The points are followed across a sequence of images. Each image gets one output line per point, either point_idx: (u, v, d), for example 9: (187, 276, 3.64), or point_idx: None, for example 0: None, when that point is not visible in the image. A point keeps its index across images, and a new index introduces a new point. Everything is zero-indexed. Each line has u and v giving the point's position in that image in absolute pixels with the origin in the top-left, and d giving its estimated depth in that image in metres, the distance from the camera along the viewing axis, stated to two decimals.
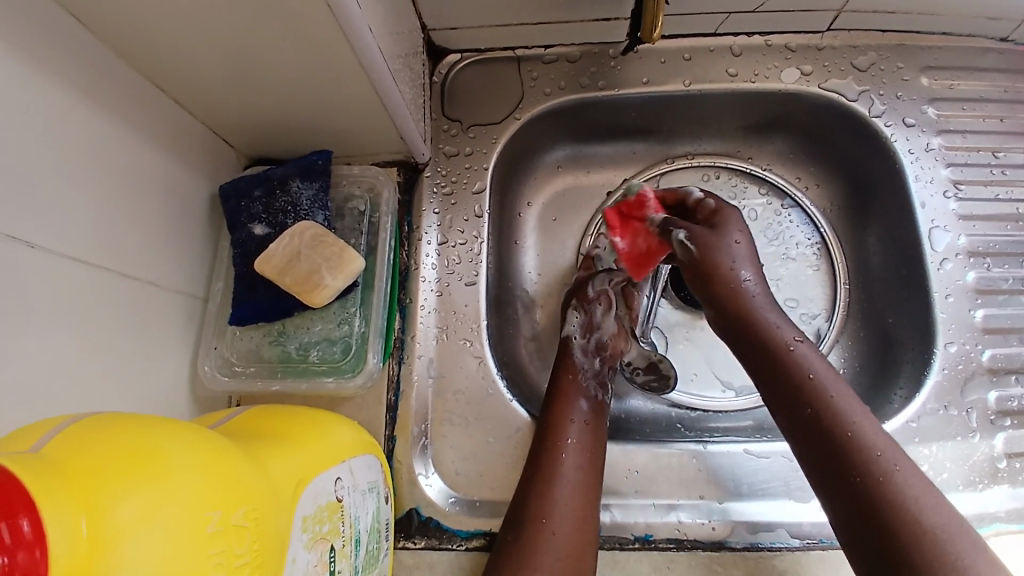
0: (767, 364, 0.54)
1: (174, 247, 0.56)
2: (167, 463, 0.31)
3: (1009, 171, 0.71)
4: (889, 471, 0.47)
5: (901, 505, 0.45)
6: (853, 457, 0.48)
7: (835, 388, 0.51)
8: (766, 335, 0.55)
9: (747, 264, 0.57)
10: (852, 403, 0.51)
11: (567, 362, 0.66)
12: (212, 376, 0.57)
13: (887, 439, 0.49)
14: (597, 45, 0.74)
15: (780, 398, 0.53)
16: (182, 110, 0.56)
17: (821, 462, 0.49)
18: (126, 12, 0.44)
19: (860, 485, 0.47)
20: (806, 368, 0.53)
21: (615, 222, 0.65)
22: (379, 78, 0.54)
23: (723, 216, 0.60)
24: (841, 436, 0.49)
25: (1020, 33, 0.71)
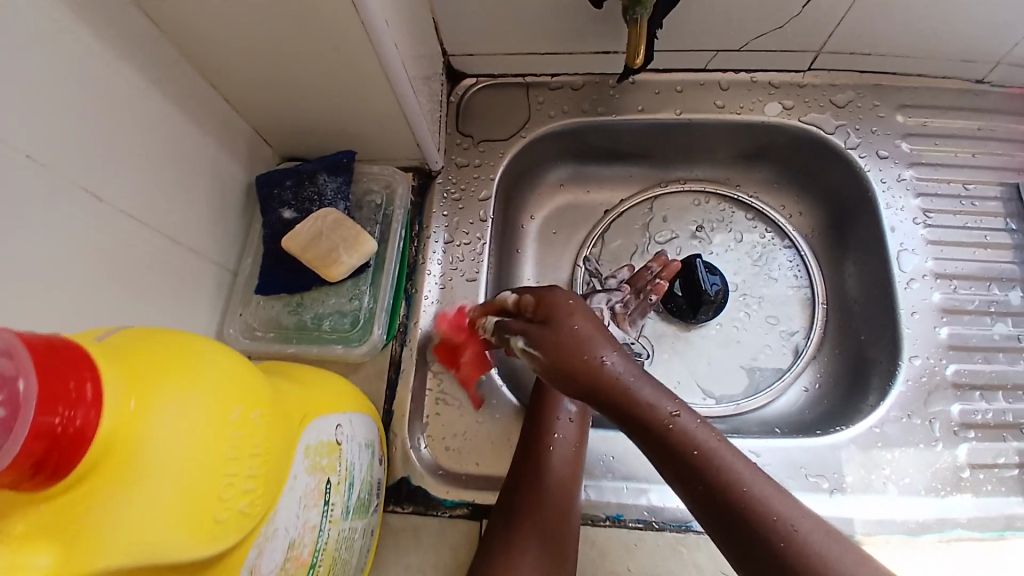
0: (654, 446, 0.53)
1: (212, 222, 0.64)
2: (200, 363, 0.38)
3: (979, 203, 0.77)
4: (792, 533, 0.47)
5: (811, 569, 0.46)
6: (756, 528, 0.48)
7: (723, 453, 0.51)
8: (644, 415, 0.53)
9: (593, 349, 0.55)
10: (741, 466, 0.51)
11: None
12: (235, 337, 0.64)
13: (783, 496, 0.49)
14: (599, 76, 0.83)
15: (675, 472, 0.52)
16: (230, 108, 0.66)
17: (730, 536, 0.49)
18: (195, 17, 0.53)
19: (769, 558, 0.47)
20: (690, 440, 0.52)
21: (447, 359, 0.70)
22: (401, 89, 0.62)
23: (550, 307, 0.58)
24: (742, 506, 0.49)
25: (995, 75, 0.78)
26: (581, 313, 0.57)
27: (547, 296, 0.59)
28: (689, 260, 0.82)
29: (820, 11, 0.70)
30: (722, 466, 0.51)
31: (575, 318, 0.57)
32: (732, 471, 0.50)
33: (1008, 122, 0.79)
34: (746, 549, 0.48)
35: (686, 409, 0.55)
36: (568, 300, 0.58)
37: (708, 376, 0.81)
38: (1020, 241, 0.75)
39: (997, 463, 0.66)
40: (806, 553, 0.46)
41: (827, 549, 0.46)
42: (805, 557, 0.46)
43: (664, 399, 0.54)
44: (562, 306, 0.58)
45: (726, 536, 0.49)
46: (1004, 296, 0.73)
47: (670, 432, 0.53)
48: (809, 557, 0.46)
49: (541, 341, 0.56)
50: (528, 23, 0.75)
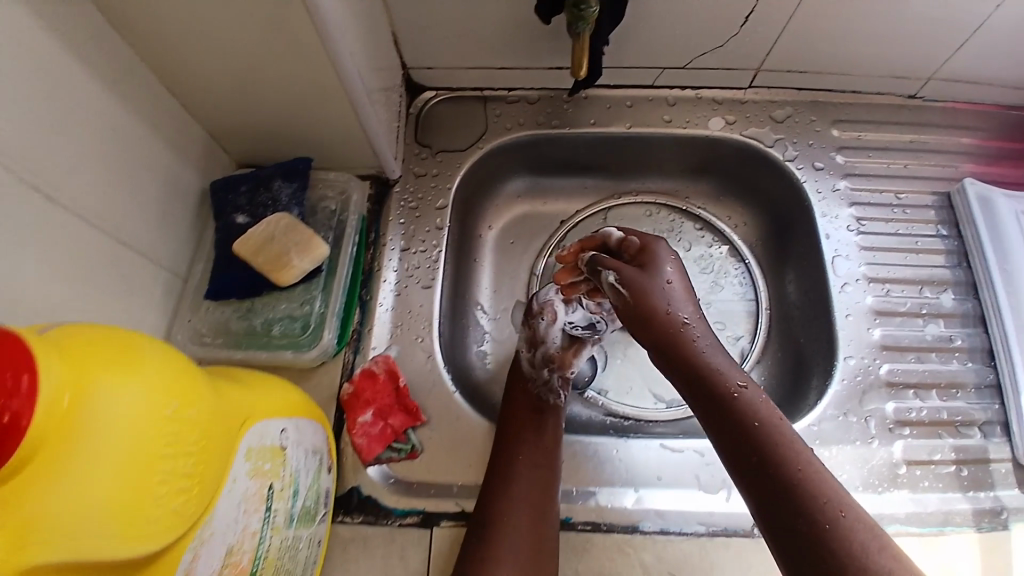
0: (717, 410, 0.56)
1: (163, 226, 0.63)
2: (140, 358, 0.38)
3: (910, 211, 0.80)
4: (837, 514, 0.48)
5: (852, 555, 0.46)
6: (803, 502, 0.49)
7: (783, 432, 0.53)
8: (711, 378, 0.57)
9: (678, 303, 0.60)
10: (799, 447, 0.52)
11: (518, 375, 0.72)
12: (183, 344, 0.64)
13: (836, 483, 0.50)
14: (553, 91, 0.86)
15: (727, 439, 0.55)
16: (186, 114, 0.66)
17: (771, 508, 0.50)
18: (149, 18, 0.54)
19: (807, 532, 0.48)
20: (753, 412, 0.55)
21: (354, 401, 0.67)
22: (356, 96, 0.63)
23: (651, 257, 0.64)
24: (791, 481, 0.50)
25: (927, 90, 0.83)
26: (680, 273, 0.63)
27: (651, 247, 0.65)
28: None
29: (758, 30, 0.75)
30: (782, 442, 0.52)
31: (673, 274, 0.63)
32: (790, 448, 0.52)
33: (943, 134, 0.84)
34: (784, 523, 0.49)
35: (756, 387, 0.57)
36: (671, 257, 0.64)
37: (658, 381, 0.84)
38: (951, 247, 0.79)
39: (932, 459, 0.69)
40: (849, 536, 0.47)
41: (868, 540, 0.47)
42: (845, 539, 0.46)
43: (737, 372, 0.58)
44: (664, 261, 0.63)
45: (765, 506, 0.51)
46: (937, 299, 0.76)
47: (733, 400, 0.55)
48: (852, 542, 0.46)
49: (633, 282, 0.62)
50: (484, 37, 0.78)
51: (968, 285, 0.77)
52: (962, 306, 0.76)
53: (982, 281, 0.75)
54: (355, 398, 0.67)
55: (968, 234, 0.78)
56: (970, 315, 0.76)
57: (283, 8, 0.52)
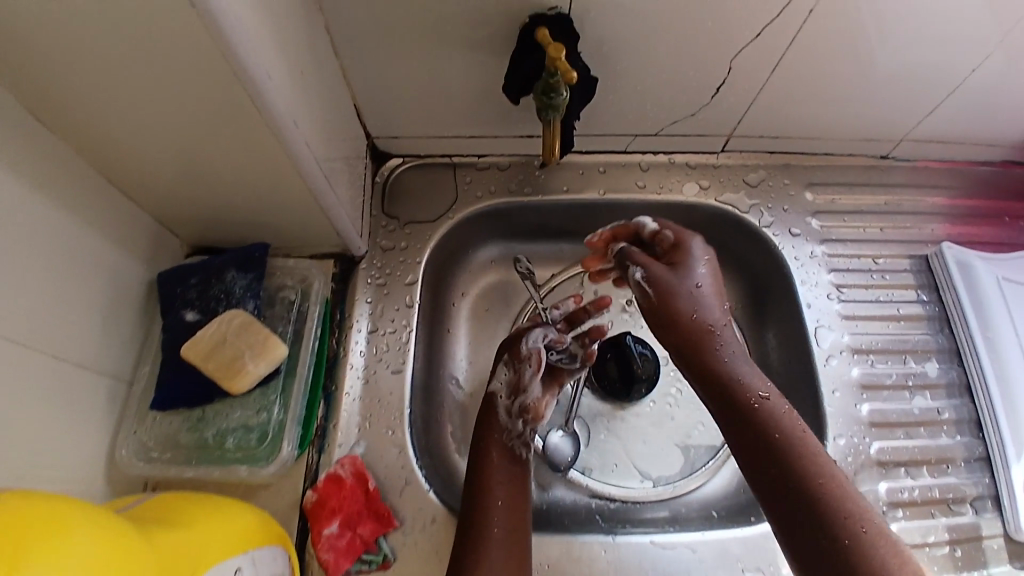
0: (738, 418, 0.57)
1: (104, 329, 0.58)
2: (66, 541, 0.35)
3: (889, 276, 0.80)
4: (856, 524, 0.50)
5: (866, 561, 0.48)
6: (825, 512, 0.51)
7: (803, 441, 0.55)
8: (733, 388, 0.58)
9: (705, 308, 0.62)
10: (820, 457, 0.54)
11: (492, 423, 0.69)
12: (129, 460, 0.59)
13: (853, 491, 0.52)
14: (524, 157, 0.83)
15: (749, 448, 0.56)
16: (129, 203, 0.60)
17: (789, 517, 0.52)
18: (87, 113, 0.49)
19: (827, 541, 0.50)
20: (775, 423, 0.56)
21: (318, 512, 0.62)
22: (311, 178, 0.59)
23: (682, 257, 0.64)
24: (812, 493, 0.52)
25: (901, 150, 0.83)
26: (710, 272, 0.64)
27: (679, 244, 0.65)
28: (618, 338, 0.82)
29: (729, 98, 0.74)
30: (801, 451, 0.54)
31: (702, 274, 0.63)
32: (812, 457, 0.54)
33: (914, 194, 0.84)
34: (805, 532, 0.51)
35: (778, 395, 0.58)
36: (702, 254, 0.65)
37: (643, 455, 0.80)
38: (933, 313, 0.79)
39: (926, 541, 0.68)
40: (868, 546, 0.49)
41: (886, 551, 0.49)
42: (864, 549, 0.49)
43: (761, 380, 0.59)
44: (695, 260, 0.64)
45: (784, 516, 0.52)
46: (922, 368, 0.76)
47: (755, 411, 0.57)
48: (870, 550, 0.49)
49: (660, 283, 0.63)
50: (451, 108, 0.75)
51: (951, 352, 0.77)
52: (947, 375, 0.76)
53: (966, 350, 0.76)
54: (319, 508, 0.62)
55: (948, 299, 0.78)
56: (955, 384, 0.76)
57: (233, 100, 0.48)
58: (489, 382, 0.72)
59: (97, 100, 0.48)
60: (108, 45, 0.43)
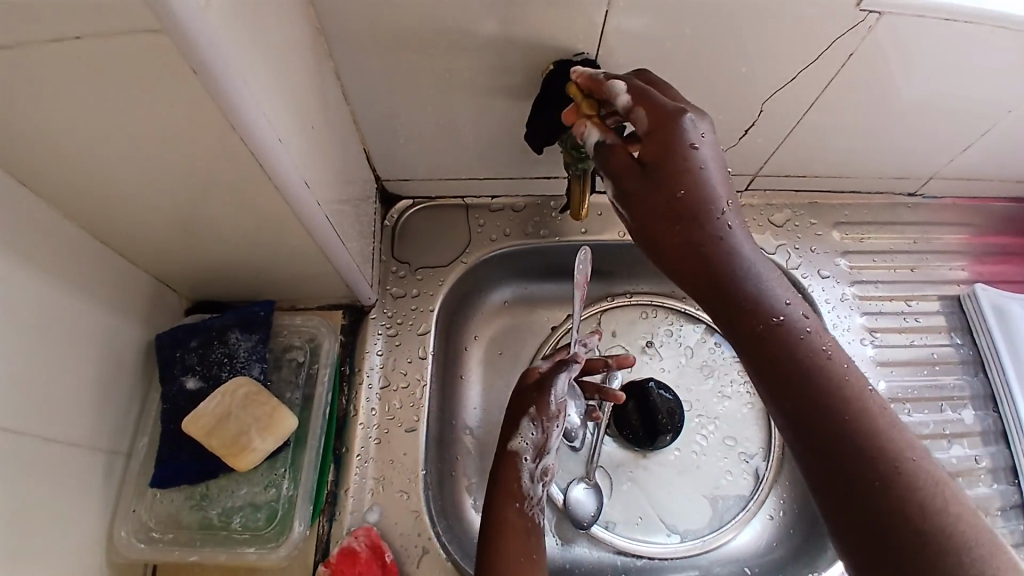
0: (749, 341, 0.45)
1: (100, 400, 0.54)
2: None
3: (923, 318, 0.78)
4: (903, 463, 0.40)
5: (914, 513, 0.38)
6: (862, 449, 0.40)
7: (833, 365, 0.43)
8: (744, 305, 0.45)
9: (699, 215, 0.46)
10: (855, 385, 0.43)
11: (515, 489, 0.63)
12: (127, 542, 0.55)
13: (898, 426, 0.41)
14: (540, 198, 0.80)
15: (764, 377, 0.45)
16: (126, 263, 0.57)
17: (817, 461, 0.41)
18: (81, 181, 0.46)
19: (865, 491, 0.40)
20: (795, 347, 0.44)
21: None
22: (320, 233, 0.56)
23: (658, 150, 0.47)
24: (847, 428, 0.41)
25: (928, 188, 0.79)
26: (706, 156, 0.46)
27: (662, 125, 0.47)
28: (642, 385, 0.78)
29: (756, 139, 0.70)
30: (829, 381, 0.43)
31: (693, 167, 0.46)
32: (845, 383, 0.43)
33: (938, 233, 0.81)
34: (838, 475, 0.41)
35: (801, 302, 0.46)
36: (692, 134, 0.46)
37: (670, 511, 0.76)
38: (966, 356, 0.76)
39: None
40: (916, 492, 0.39)
41: (937, 497, 0.39)
42: (913, 494, 0.39)
43: (780, 286, 0.47)
44: (676, 153, 0.46)
45: (810, 457, 0.42)
46: (957, 416, 0.73)
47: (774, 335, 0.44)
48: (919, 497, 0.39)
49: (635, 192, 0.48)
50: (463, 151, 0.71)
51: (987, 397, 0.74)
52: (983, 422, 0.73)
53: (1002, 395, 0.73)
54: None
55: (983, 343, 0.76)
56: (991, 431, 0.73)
57: (237, 162, 0.45)
58: (512, 437, 0.67)
59: (91, 167, 0.45)
60: (104, 114, 0.40)
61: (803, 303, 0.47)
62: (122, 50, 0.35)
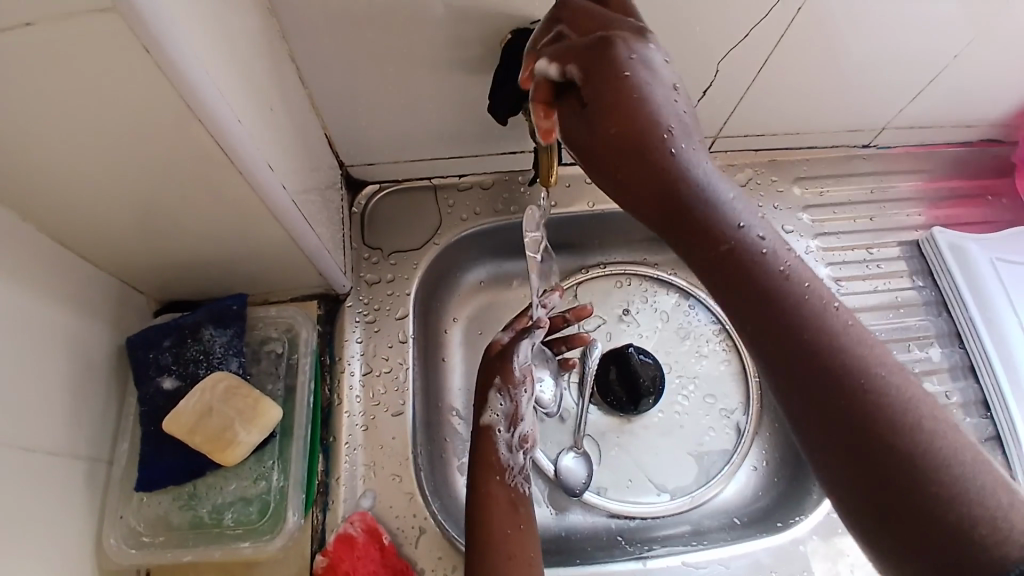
0: (707, 266, 0.43)
1: (76, 408, 0.53)
2: None
3: (885, 265, 0.81)
4: (870, 379, 0.37)
5: (885, 426, 0.36)
6: (828, 367, 0.38)
7: (792, 283, 0.41)
8: (700, 227, 0.43)
9: (642, 140, 0.46)
10: (816, 302, 0.40)
11: (494, 462, 0.64)
12: (118, 549, 0.54)
13: (868, 341, 0.39)
14: (508, 174, 0.80)
15: (729, 299, 0.42)
16: (89, 266, 0.55)
17: (785, 382, 0.39)
18: (35, 180, 0.44)
19: (833, 409, 0.37)
20: (752, 267, 0.42)
21: None
22: (290, 219, 0.55)
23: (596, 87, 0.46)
24: (810, 347, 0.39)
25: (882, 138, 0.82)
26: (640, 84, 0.46)
27: (596, 57, 0.46)
28: (622, 350, 0.79)
29: (717, 101, 0.72)
30: (789, 299, 0.40)
31: (626, 96, 0.46)
32: (805, 302, 0.40)
33: (893, 182, 0.84)
34: (801, 395, 0.38)
35: (758, 221, 0.44)
36: (620, 64, 0.46)
37: (658, 472, 0.78)
38: (930, 298, 0.80)
39: None
40: (888, 405, 0.36)
41: (910, 411, 0.36)
42: (881, 411, 0.36)
43: (735, 206, 0.44)
44: (617, 87, 0.46)
45: (778, 379, 0.39)
46: (925, 353, 0.77)
47: (729, 255, 0.42)
48: (890, 416, 0.36)
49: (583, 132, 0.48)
50: (429, 131, 0.71)
51: (952, 335, 0.78)
52: (950, 358, 0.77)
53: (967, 332, 0.77)
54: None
55: (944, 284, 0.80)
56: (958, 366, 0.77)
57: (201, 149, 0.44)
58: (483, 412, 0.68)
59: (44, 164, 0.43)
60: (55, 105, 0.38)
61: (764, 222, 0.44)
62: (70, 33, 0.34)
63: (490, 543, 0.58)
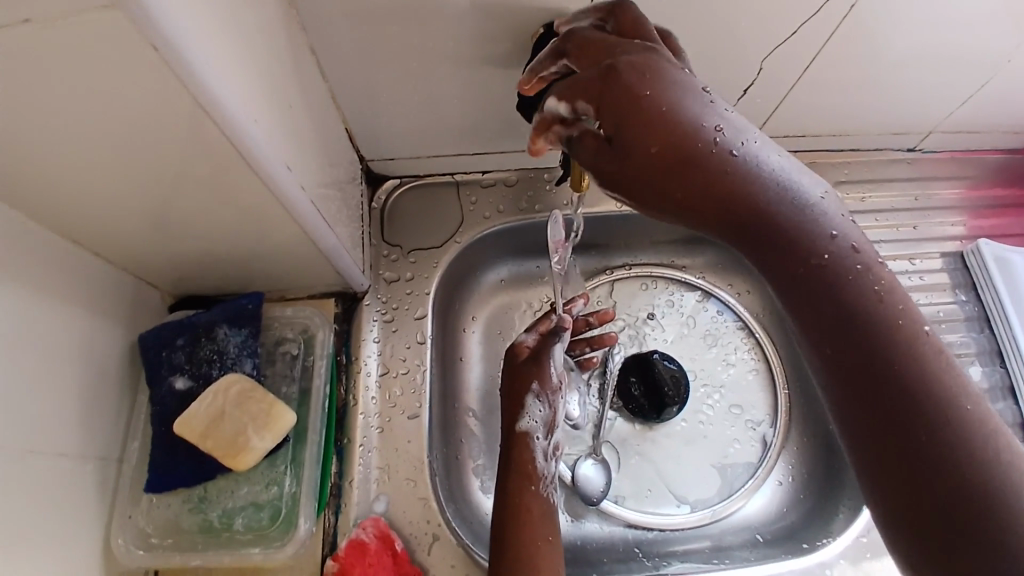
0: (797, 284, 0.43)
1: (86, 407, 0.52)
2: None
3: (927, 277, 0.77)
4: (954, 405, 0.39)
5: (968, 455, 0.38)
6: (912, 394, 0.39)
7: (886, 306, 0.41)
8: (788, 244, 0.43)
9: (689, 158, 0.43)
10: (908, 327, 0.41)
11: (530, 471, 0.61)
12: (126, 551, 0.54)
13: (953, 368, 0.40)
14: (532, 171, 0.77)
15: (816, 319, 0.42)
16: (103, 262, 0.54)
17: (872, 406, 0.40)
18: (41, 180, 0.43)
19: (919, 436, 0.39)
20: (845, 289, 0.42)
21: None
22: (306, 218, 0.53)
23: (622, 113, 0.43)
24: (898, 375, 0.40)
25: (928, 142, 0.77)
26: (669, 102, 0.43)
27: (612, 86, 0.43)
28: (645, 357, 0.77)
29: (756, 100, 0.68)
30: (881, 324, 0.41)
31: (654, 118, 0.43)
32: (899, 328, 0.41)
33: (936, 189, 0.79)
34: (888, 420, 0.40)
35: (850, 233, 0.43)
36: (640, 81, 0.43)
37: (680, 483, 0.76)
38: (971, 313, 0.76)
39: None
40: (971, 436, 0.39)
41: (990, 444, 0.39)
42: (958, 438, 0.39)
43: (827, 214, 0.43)
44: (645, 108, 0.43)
45: (866, 402, 0.40)
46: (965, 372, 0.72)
47: (823, 276, 0.42)
48: (971, 447, 0.38)
49: (618, 164, 0.44)
50: (451, 126, 0.68)
51: (994, 353, 0.74)
52: (990, 378, 0.72)
53: (1010, 351, 0.73)
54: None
55: (987, 298, 0.75)
56: (998, 387, 0.72)
57: (213, 149, 0.42)
58: (520, 419, 0.64)
59: (53, 164, 0.42)
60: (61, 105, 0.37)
61: (857, 232, 0.43)
62: (68, 31, 0.32)
63: (521, 555, 0.55)
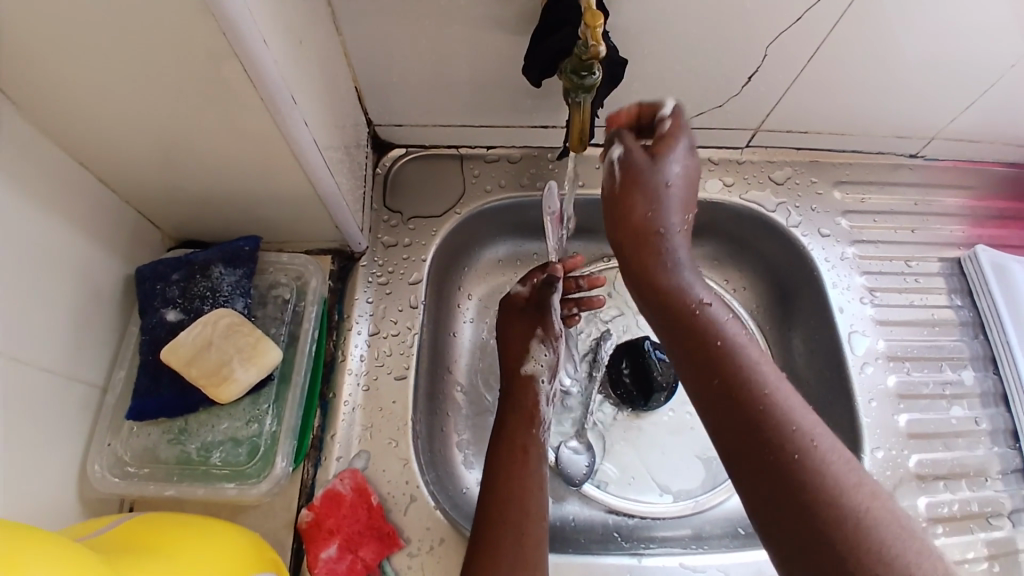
0: (679, 332, 0.51)
1: (75, 331, 0.52)
2: (23, 567, 0.32)
3: (923, 280, 0.78)
4: (813, 446, 0.43)
5: (823, 483, 0.41)
6: (769, 437, 0.44)
7: (747, 350, 0.49)
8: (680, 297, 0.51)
9: (670, 209, 0.54)
10: (764, 370, 0.47)
11: (531, 413, 0.61)
12: (100, 477, 0.53)
13: (805, 409, 0.45)
14: (536, 149, 0.78)
15: (691, 362, 0.49)
16: (106, 191, 0.54)
17: (737, 435, 0.45)
18: (56, 95, 0.44)
19: (778, 462, 0.43)
20: (715, 332, 0.50)
21: (311, 538, 0.57)
22: (312, 166, 0.53)
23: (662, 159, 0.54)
24: (757, 406, 0.45)
25: (929, 149, 0.78)
26: (686, 182, 0.55)
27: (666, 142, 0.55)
28: (637, 343, 0.76)
29: (762, 89, 0.68)
30: (742, 363, 0.47)
31: (673, 179, 0.55)
32: (755, 367, 0.47)
33: (937, 195, 0.80)
34: (753, 448, 0.44)
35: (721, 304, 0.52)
36: (683, 161, 0.55)
37: (663, 472, 0.75)
38: (966, 318, 0.77)
39: (965, 557, 0.67)
40: (824, 465, 0.42)
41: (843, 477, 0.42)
42: (820, 476, 0.42)
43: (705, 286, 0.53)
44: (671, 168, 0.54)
45: (733, 433, 0.45)
46: (957, 376, 0.74)
47: (701, 321, 0.50)
48: (824, 476, 0.42)
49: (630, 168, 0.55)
50: (460, 96, 0.69)
51: (986, 358, 0.75)
52: (982, 383, 0.74)
53: (1003, 357, 0.74)
54: (313, 532, 0.57)
55: (983, 304, 0.76)
56: (990, 393, 0.74)
57: (227, 80, 0.42)
58: (525, 362, 0.65)
59: (68, 80, 0.42)
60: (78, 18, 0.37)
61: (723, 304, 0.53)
62: None
63: (509, 498, 0.54)
